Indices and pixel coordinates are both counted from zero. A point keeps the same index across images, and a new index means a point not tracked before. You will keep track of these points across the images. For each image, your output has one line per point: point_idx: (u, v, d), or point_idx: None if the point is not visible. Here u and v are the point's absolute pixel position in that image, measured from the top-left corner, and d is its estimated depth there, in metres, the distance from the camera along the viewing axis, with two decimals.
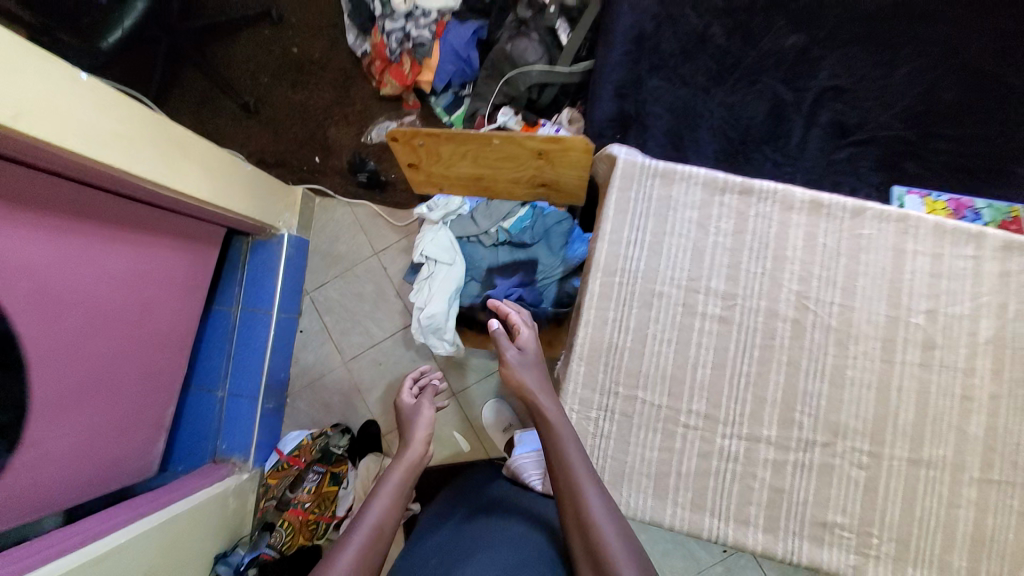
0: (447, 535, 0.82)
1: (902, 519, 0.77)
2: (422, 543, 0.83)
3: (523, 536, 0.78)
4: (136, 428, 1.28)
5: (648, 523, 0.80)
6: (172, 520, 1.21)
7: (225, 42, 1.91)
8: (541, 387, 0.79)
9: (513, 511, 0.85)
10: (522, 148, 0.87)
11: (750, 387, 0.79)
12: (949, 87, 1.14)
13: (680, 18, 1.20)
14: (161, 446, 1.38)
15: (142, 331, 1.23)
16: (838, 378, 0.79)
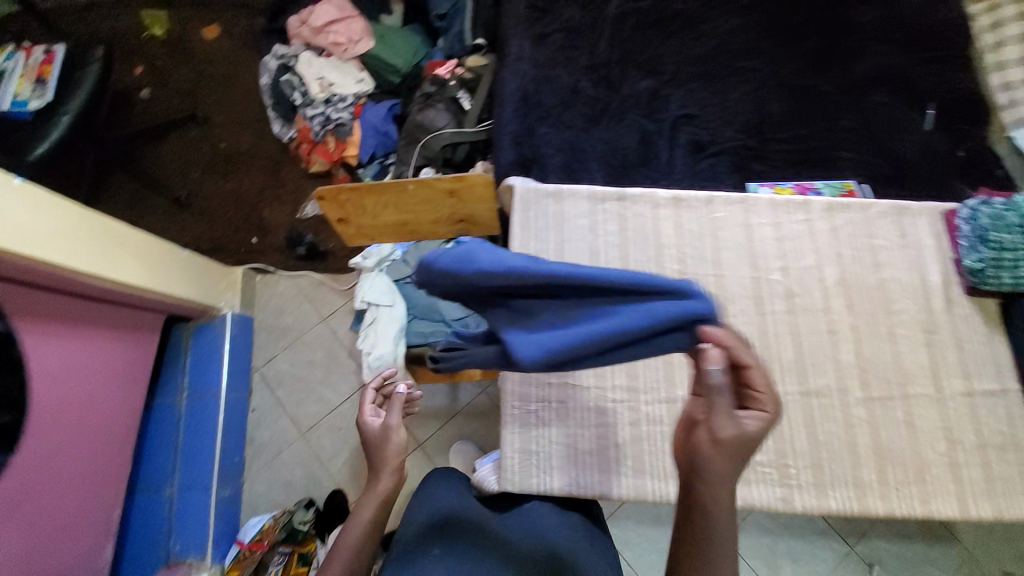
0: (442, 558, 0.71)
1: (810, 446, 0.87)
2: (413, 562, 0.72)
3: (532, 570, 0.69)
4: (74, 531, 1.22)
5: (601, 499, 0.86)
6: None
7: (154, 146, 2.03)
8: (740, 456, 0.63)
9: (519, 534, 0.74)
10: (434, 189, 1.02)
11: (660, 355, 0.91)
12: (770, 103, 1.45)
13: (554, 78, 1.48)
14: (104, 548, 1.31)
15: (79, 424, 1.22)
16: None
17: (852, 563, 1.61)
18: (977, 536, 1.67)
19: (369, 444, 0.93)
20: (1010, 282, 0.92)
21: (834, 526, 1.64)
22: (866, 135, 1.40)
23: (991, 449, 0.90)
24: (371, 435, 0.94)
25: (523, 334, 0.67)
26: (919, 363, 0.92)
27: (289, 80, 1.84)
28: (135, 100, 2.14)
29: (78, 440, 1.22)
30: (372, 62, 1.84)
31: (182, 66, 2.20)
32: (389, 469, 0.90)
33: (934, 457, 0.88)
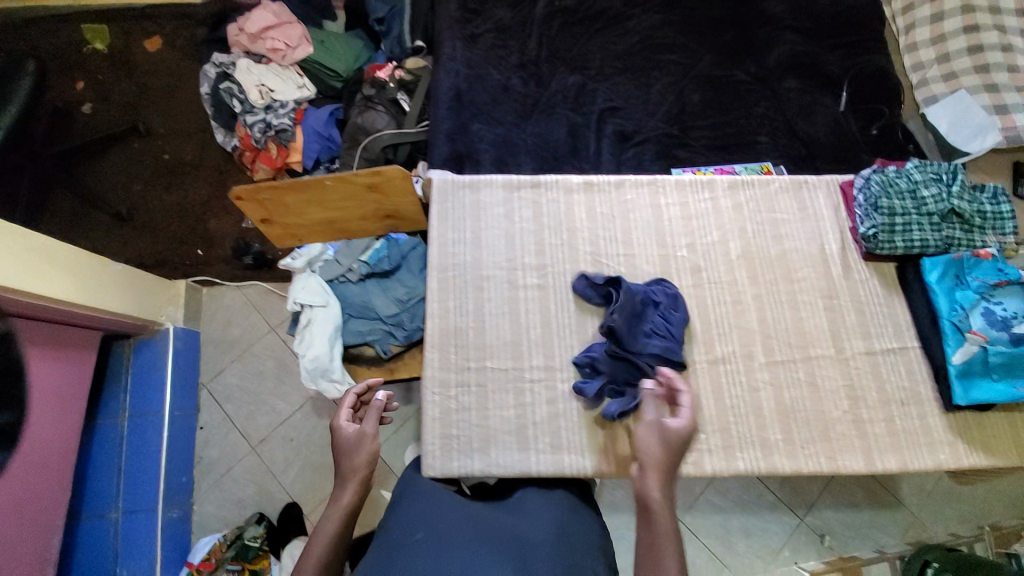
0: (425, 533, 0.70)
1: (717, 410, 0.90)
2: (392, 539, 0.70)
3: (524, 546, 0.69)
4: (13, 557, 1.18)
5: (520, 478, 0.87)
6: None
7: (94, 160, 1.99)
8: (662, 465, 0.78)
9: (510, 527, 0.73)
10: (353, 185, 1.03)
11: (575, 334, 0.94)
12: (692, 92, 1.52)
13: (485, 75, 1.51)
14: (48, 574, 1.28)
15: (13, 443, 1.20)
16: None
17: (803, 534, 1.64)
18: (922, 499, 1.71)
19: (338, 453, 0.98)
20: (903, 245, 0.98)
21: (784, 500, 1.65)
22: (779, 119, 1.50)
23: (893, 404, 0.93)
24: (343, 444, 0.98)
25: (657, 346, 0.89)
26: (820, 326, 0.96)
27: (228, 87, 1.83)
28: (76, 115, 2.10)
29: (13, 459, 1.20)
30: (312, 67, 1.86)
31: (121, 78, 2.16)
32: (357, 478, 0.94)
33: (837, 414, 0.91)
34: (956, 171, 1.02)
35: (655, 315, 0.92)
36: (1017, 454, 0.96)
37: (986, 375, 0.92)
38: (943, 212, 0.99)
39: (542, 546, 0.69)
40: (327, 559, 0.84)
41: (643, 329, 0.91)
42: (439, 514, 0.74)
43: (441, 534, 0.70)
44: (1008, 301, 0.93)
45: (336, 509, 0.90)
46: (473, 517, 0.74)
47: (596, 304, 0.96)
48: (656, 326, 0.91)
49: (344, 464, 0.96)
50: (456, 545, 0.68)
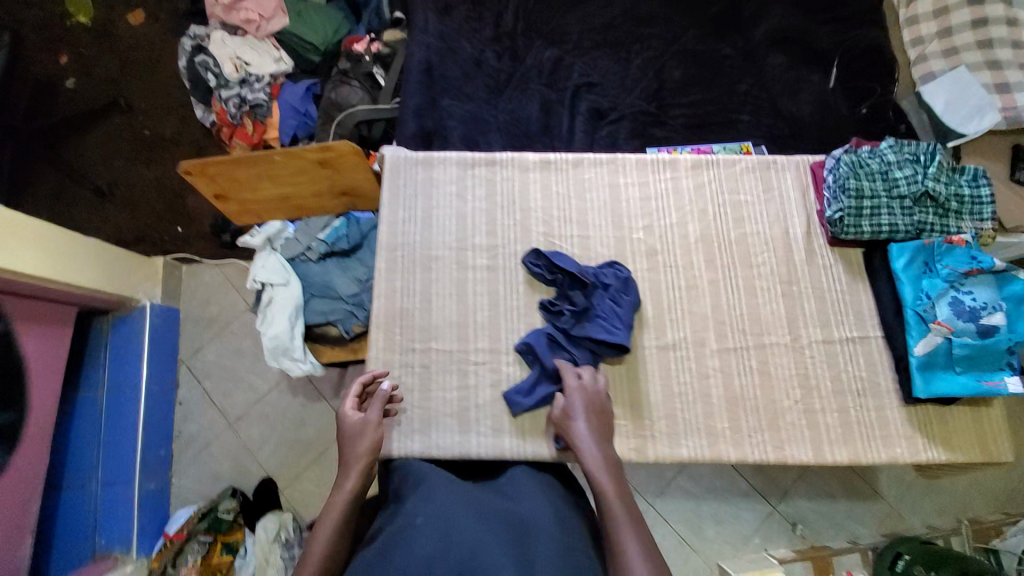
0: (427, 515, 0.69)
1: (663, 396, 0.88)
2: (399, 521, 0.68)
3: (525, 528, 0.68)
4: None
5: (460, 459, 0.87)
6: None
7: (73, 135, 1.89)
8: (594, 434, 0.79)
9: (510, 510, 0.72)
10: (302, 160, 1.04)
11: (522, 317, 0.93)
12: (674, 68, 1.46)
13: (458, 48, 1.45)
14: (29, 547, 1.27)
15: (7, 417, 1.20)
16: None
17: (775, 522, 1.57)
18: (901, 489, 1.62)
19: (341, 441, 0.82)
20: (871, 229, 0.94)
21: (756, 487, 1.59)
22: (763, 98, 1.44)
23: (849, 394, 0.90)
24: (347, 432, 0.82)
25: (603, 331, 0.87)
26: (776, 313, 0.93)
27: (203, 61, 1.78)
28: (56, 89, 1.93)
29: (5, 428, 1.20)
30: (287, 39, 1.80)
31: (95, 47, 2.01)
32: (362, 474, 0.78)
33: (786, 402, 0.89)
34: (934, 151, 0.96)
35: (596, 299, 0.90)
36: (979, 450, 0.92)
37: (950, 368, 0.88)
38: (915, 194, 0.93)
39: (543, 528, 0.68)
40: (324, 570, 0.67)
41: (588, 316, 0.89)
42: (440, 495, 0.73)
43: (444, 513, 0.68)
44: (979, 290, 0.89)
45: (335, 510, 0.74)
46: (474, 500, 0.73)
47: (543, 282, 0.93)
48: (600, 312, 0.89)
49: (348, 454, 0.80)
50: (460, 522, 0.67)
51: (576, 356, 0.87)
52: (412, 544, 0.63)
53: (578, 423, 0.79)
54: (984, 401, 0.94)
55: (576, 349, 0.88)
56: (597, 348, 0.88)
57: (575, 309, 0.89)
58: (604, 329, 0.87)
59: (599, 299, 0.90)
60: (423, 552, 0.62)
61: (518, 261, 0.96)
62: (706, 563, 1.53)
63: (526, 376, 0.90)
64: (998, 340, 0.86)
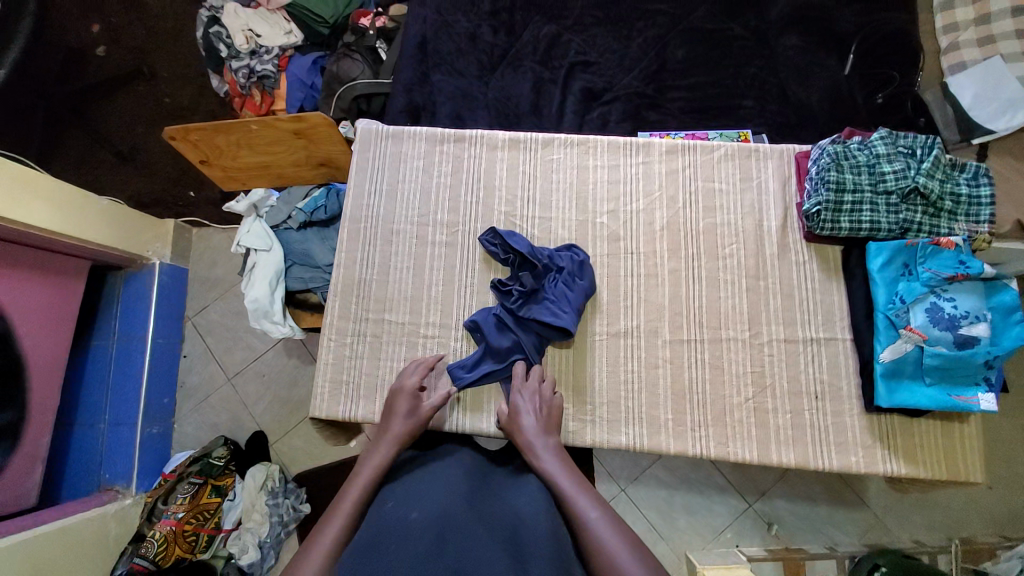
0: (413, 491, 0.73)
1: (608, 383, 0.92)
2: (390, 500, 0.72)
3: (515, 502, 0.73)
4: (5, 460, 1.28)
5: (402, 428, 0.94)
6: (16, 547, 1.19)
7: (100, 103, 1.98)
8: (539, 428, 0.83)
9: (499, 490, 0.77)
10: (278, 130, 1.12)
11: (475, 294, 0.98)
12: (677, 47, 1.38)
13: (454, 22, 1.43)
14: (38, 477, 1.38)
15: (20, 358, 1.30)
16: None
17: (749, 520, 1.54)
18: (890, 501, 1.53)
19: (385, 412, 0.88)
20: (849, 225, 0.90)
21: (734, 483, 1.56)
22: (771, 82, 1.35)
23: (805, 397, 0.90)
24: (395, 409, 0.87)
25: (546, 313, 0.90)
26: (738, 308, 0.95)
27: (217, 32, 1.83)
28: (89, 58, 2.01)
29: (8, 392, 1.27)
30: (296, 12, 1.81)
31: (122, 16, 2.08)
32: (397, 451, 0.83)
33: (737, 400, 0.91)
34: (932, 145, 0.89)
35: (546, 284, 0.94)
36: (946, 467, 0.89)
37: (919, 378, 0.84)
38: (903, 190, 0.88)
39: (535, 520, 0.67)
40: (344, 536, 0.68)
41: (536, 298, 0.93)
42: (427, 476, 0.78)
43: (437, 508, 0.67)
44: (963, 298, 0.83)
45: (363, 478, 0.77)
46: (466, 493, 0.71)
47: (498, 260, 0.97)
48: (548, 296, 0.92)
49: (388, 429, 0.85)
50: (453, 515, 0.65)
51: (520, 335, 0.92)
52: (404, 540, 0.61)
53: (526, 418, 0.84)
54: (957, 416, 0.90)
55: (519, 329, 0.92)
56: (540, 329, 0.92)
57: (522, 291, 0.93)
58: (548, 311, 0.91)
59: (552, 281, 0.94)
60: (413, 548, 0.59)
61: (476, 239, 0.99)
62: (674, 552, 1.52)
63: (471, 353, 0.95)
64: (976, 353, 0.80)
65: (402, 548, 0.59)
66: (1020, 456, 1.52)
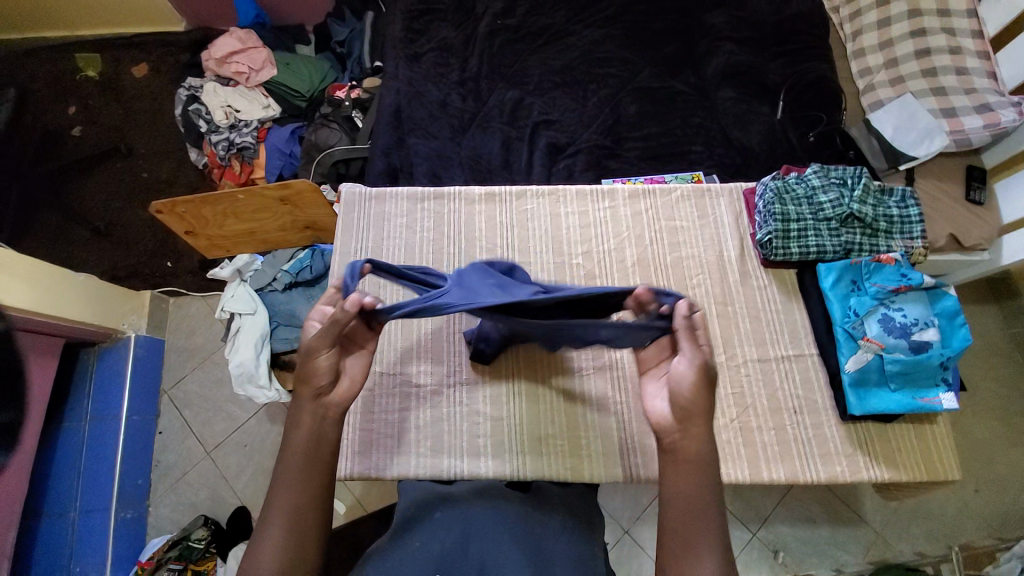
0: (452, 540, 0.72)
1: (599, 416, 0.99)
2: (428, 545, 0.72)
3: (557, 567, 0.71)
4: None
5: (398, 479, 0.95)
6: None
7: (76, 182, 2.00)
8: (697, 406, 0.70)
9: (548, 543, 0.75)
10: (263, 197, 1.19)
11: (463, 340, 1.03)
12: (630, 103, 1.54)
13: (425, 92, 1.55)
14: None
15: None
16: None
17: (754, 550, 1.52)
18: (886, 515, 1.55)
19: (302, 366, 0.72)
20: (798, 251, 0.99)
21: (735, 513, 1.55)
22: (715, 130, 1.52)
23: (784, 412, 0.95)
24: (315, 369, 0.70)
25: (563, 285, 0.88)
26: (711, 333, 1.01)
27: (196, 110, 1.91)
28: (66, 139, 2.06)
29: None
30: (275, 89, 1.93)
31: (101, 99, 2.15)
32: (320, 414, 0.70)
33: (723, 421, 0.95)
34: (860, 174, 1.01)
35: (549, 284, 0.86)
36: (925, 468, 0.93)
37: (884, 385, 0.91)
38: (841, 216, 0.98)
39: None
40: (300, 511, 0.66)
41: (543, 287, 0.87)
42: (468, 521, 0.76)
43: (460, 515, 0.77)
44: (910, 306, 0.92)
45: (297, 449, 0.68)
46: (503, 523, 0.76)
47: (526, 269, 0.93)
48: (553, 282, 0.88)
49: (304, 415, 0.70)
50: (473, 519, 0.76)
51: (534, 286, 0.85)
52: (431, 537, 0.73)
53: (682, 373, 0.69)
54: (927, 418, 0.96)
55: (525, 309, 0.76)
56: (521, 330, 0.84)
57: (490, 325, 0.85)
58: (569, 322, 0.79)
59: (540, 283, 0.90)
60: (440, 546, 0.71)
61: None
62: None
63: (468, 391, 1.00)
64: (931, 356, 0.88)
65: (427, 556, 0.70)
66: (994, 456, 1.60)
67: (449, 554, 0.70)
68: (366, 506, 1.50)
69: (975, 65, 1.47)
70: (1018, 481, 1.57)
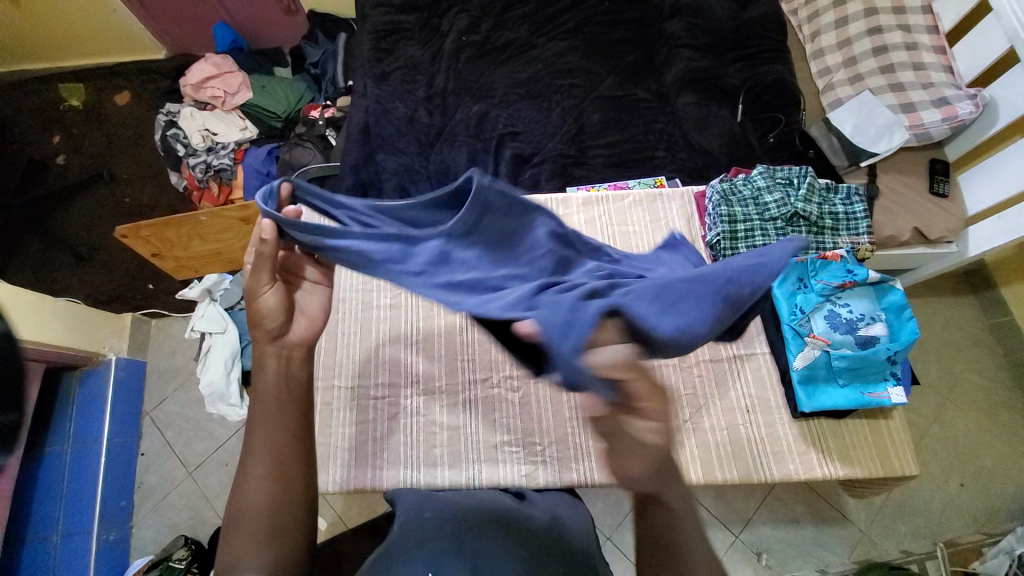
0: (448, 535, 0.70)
1: (554, 422, 1.01)
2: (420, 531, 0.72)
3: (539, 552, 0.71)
4: None
5: (356, 492, 0.98)
6: None
7: (59, 209, 2.04)
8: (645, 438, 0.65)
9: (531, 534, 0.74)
10: (229, 218, 1.25)
11: (420, 350, 1.06)
12: (594, 111, 1.57)
13: (394, 108, 1.58)
14: None
15: None
16: None
17: (739, 554, 1.49)
18: (871, 513, 1.53)
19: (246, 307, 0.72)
20: (747, 250, 1.07)
21: (718, 517, 1.52)
22: (677, 134, 1.55)
23: (737, 411, 1.02)
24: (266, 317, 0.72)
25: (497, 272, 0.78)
26: None
27: (175, 133, 1.94)
28: (49, 167, 2.10)
29: None
30: (252, 111, 1.96)
31: (83, 126, 2.20)
32: (284, 354, 0.73)
33: (677, 423, 1.01)
34: (804, 174, 1.11)
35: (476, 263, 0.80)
36: (881, 463, 0.98)
37: (834, 380, 0.97)
38: (787, 215, 1.07)
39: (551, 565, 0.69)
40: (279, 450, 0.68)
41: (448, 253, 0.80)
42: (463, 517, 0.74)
43: (453, 512, 0.76)
44: (855, 302, 0.98)
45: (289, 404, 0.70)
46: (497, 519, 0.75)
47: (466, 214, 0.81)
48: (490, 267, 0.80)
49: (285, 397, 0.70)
50: (467, 517, 0.74)
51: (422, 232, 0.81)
52: (424, 537, 0.70)
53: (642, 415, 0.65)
54: (882, 414, 1.02)
55: (485, 279, 0.79)
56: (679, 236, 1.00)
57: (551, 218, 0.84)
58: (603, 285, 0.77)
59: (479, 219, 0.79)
60: (435, 545, 0.68)
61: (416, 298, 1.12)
62: None
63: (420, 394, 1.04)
64: (878, 350, 0.93)
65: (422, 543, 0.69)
66: (975, 448, 1.59)
67: (444, 551, 0.67)
68: (347, 522, 1.50)
69: (931, 60, 1.49)
70: (1002, 472, 1.56)
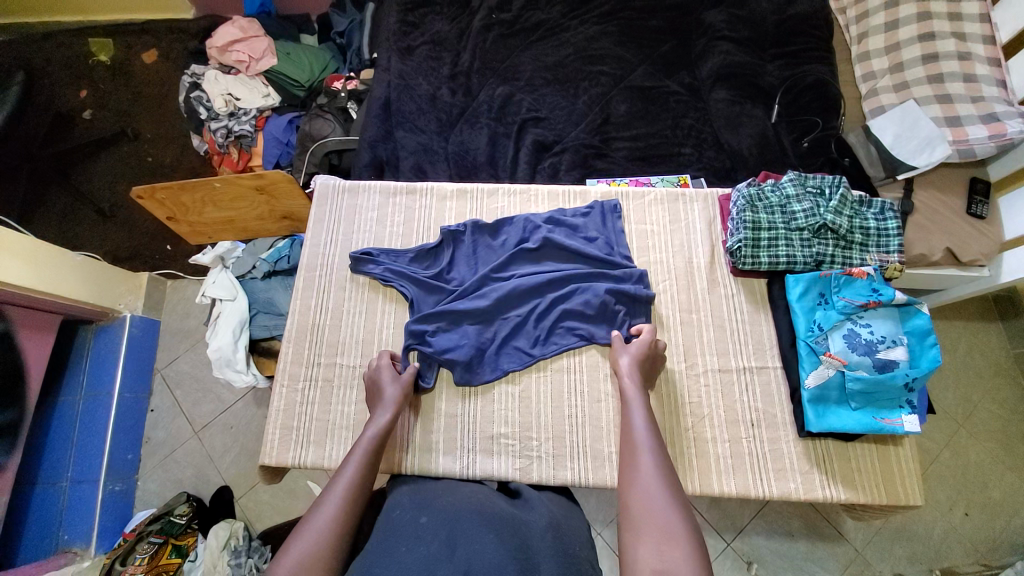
0: (434, 543, 0.70)
1: (552, 419, 1.02)
2: (409, 533, 0.74)
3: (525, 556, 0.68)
4: None
5: None
6: None
7: (84, 163, 2.06)
8: (629, 368, 0.96)
9: (521, 541, 0.72)
10: (241, 186, 1.25)
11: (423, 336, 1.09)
12: (621, 102, 1.52)
13: (416, 85, 1.55)
14: None
15: None
16: (493, 315, 1.08)
17: (727, 560, 1.48)
18: (868, 534, 1.50)
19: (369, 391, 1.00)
20: (768, 259, 1.04)
21: (710, 522, 1.51)
22: (705, 132, 1.49)
23: (741, 425, 1.00)
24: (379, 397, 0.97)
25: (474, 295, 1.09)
26: (674, 341, 1.07)
27: (198, 96, 1.94)
28: (76, 121, 2.12)
29: None
30: (276, 78, 1.95)
31: (111, 82, 2.20)
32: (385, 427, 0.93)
33: (677, 430, 1.00)
34: (838, 184, 1.06)
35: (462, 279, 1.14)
36: (884, 490, 0.96)
37: (844, 402, 0.94)
38: (814, 227, 1.03)
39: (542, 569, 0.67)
40: (354, 485, 0.81)
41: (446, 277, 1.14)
42: (450, 521, 0.75)
43: (445, 518, 0.76)
44: (877, 323, 0.96)
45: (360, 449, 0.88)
46: (488, 517, 0.76)
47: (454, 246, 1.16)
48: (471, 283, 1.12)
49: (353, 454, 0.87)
50: (459, 522, 0.74)
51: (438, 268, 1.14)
52: (416, 541, 0.71)
53: (623, 356, 0.98)
54: (890, 439, 0.99)
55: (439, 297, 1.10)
56: (620, 207, 1.18)
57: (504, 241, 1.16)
58: (503, 300, 1.08)
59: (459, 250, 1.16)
60: (426, 549, 0.68)
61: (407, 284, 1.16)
62: None
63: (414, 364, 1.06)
64: (895, 375, 0.91)
65: (414, 548, 0.69)
66: (983, 478, 1.54)
67: (435, 556, 0.67)
68: None
69: (985, 72, 1.39)
70: (1011, 505, 1.51)
